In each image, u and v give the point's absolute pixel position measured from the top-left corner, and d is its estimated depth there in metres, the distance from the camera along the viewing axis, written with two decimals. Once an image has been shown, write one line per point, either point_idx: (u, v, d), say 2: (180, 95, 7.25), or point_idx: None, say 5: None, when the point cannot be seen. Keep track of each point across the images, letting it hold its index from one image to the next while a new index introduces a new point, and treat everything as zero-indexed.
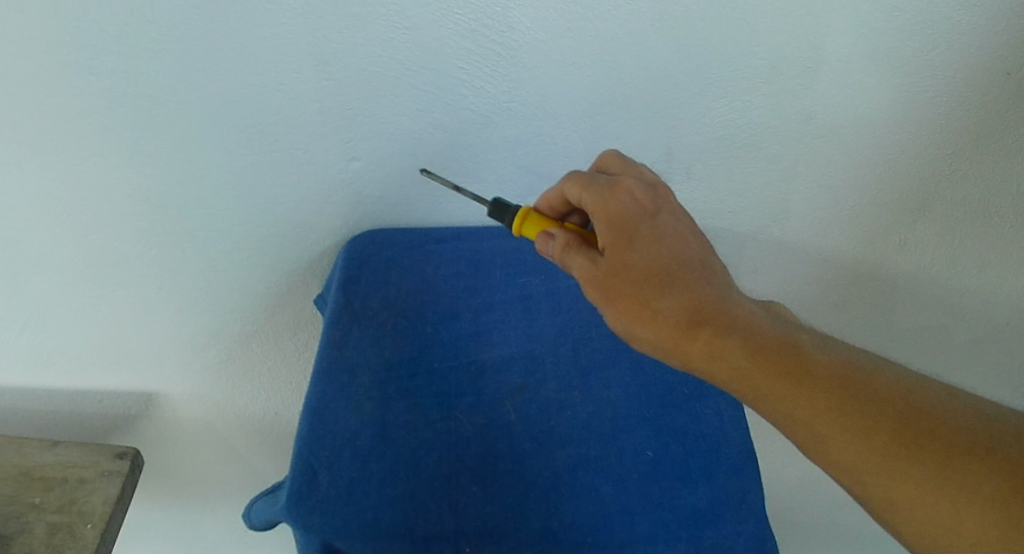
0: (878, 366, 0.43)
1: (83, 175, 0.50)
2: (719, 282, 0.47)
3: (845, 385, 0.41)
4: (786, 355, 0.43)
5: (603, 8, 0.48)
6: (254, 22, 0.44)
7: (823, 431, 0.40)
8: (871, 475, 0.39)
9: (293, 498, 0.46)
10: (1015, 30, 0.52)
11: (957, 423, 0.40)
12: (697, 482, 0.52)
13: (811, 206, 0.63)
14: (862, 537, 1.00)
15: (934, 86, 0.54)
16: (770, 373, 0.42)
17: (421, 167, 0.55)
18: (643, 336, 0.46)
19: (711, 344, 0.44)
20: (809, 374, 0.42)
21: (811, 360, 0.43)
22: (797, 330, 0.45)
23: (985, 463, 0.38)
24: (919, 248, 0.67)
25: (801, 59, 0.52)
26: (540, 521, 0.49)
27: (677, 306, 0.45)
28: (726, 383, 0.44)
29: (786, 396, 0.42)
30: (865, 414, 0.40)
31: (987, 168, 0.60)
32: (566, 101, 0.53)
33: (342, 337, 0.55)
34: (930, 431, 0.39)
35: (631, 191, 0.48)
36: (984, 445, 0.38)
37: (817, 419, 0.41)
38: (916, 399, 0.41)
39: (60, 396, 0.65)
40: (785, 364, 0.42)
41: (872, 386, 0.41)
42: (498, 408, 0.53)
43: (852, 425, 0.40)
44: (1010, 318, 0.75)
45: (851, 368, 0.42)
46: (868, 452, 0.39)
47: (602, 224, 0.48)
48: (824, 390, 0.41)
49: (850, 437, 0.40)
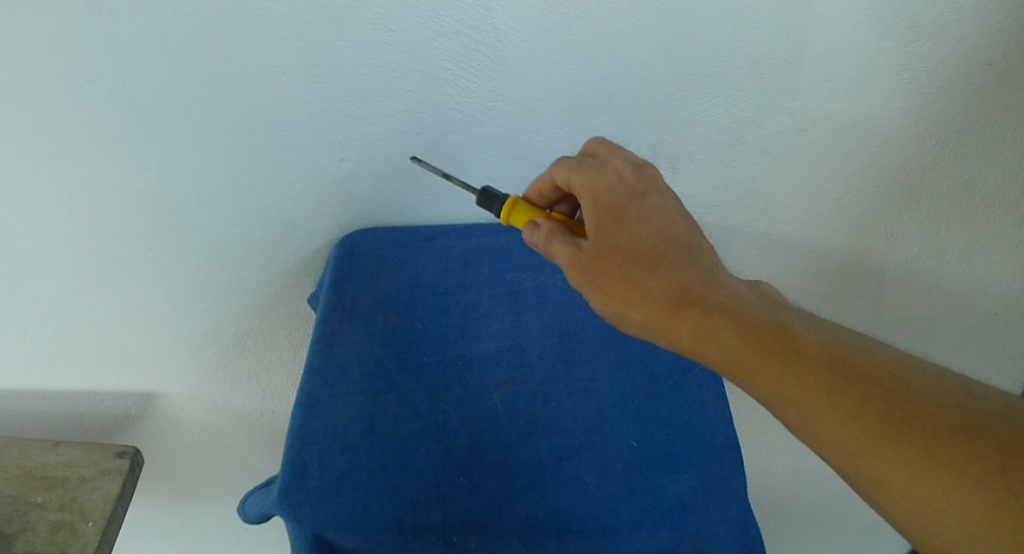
0: (864, 345, 0.45)
1: (80, 181, 0.50)
2: (705, 261, 0.48)
3: (829, 362, 0.43)
4: (772, 334, 0.45)
5: (585, 8, 0.49)
6: (244, 28, 0.45)
7: (812, 412, 0.42)
8: (859, 453, 0.41)
9: (284, 492, 0.48)
10: (974, 27, 0.54)
11: (941, 401, 0.41)
12: (680, 471, 0.53)
13: (789, 201, 0.66)
14: (847, 521, 1.03)
15: (900, 81, 0.57)
16: (757, 352, 0.44)
17: (410, 155, 0.56)
18: (632, 317, 0.47)
19: (699, 324, 0.45)
20: (794, 351, 0.44)
21: (798, 338, 0.44)
22: (786, 310, 0.47)
23: (969, 440, 0.39)
24: (892, 240, 0.70)
25: (775, 58, 0.54)
26: (526, 510, 0.50)
27: (666, 285, 0.47)
28: (715, 362, 0.45)
29: (774, 375, 0.43)
30: (849, 391, 0.42)
31: (953, 159, 0.63)
32: (550, 100, 0.55)
33: (333, 334, 0.56)
34: (917, 412, 0.41)
35: (618, 171, 0.50)
36: (969, 425, 0.40)
37: (805, 399, 0.42)
38: (902, 379, 0.42)
39: (59, 400, 0.66)
40: (771, 341, 0.44)
41: (858, 365, 0.43)
42: (486, 400, 0.55)
43: (840, 407, 0.42)
44: (984, 307, 0.78)
45: (836, 345, 0.44)
46: (857, 431, 0.41)
47: (590, 207, 0.49)
48: (810, 369, 0.43)
49: (837, 419, 0.41)
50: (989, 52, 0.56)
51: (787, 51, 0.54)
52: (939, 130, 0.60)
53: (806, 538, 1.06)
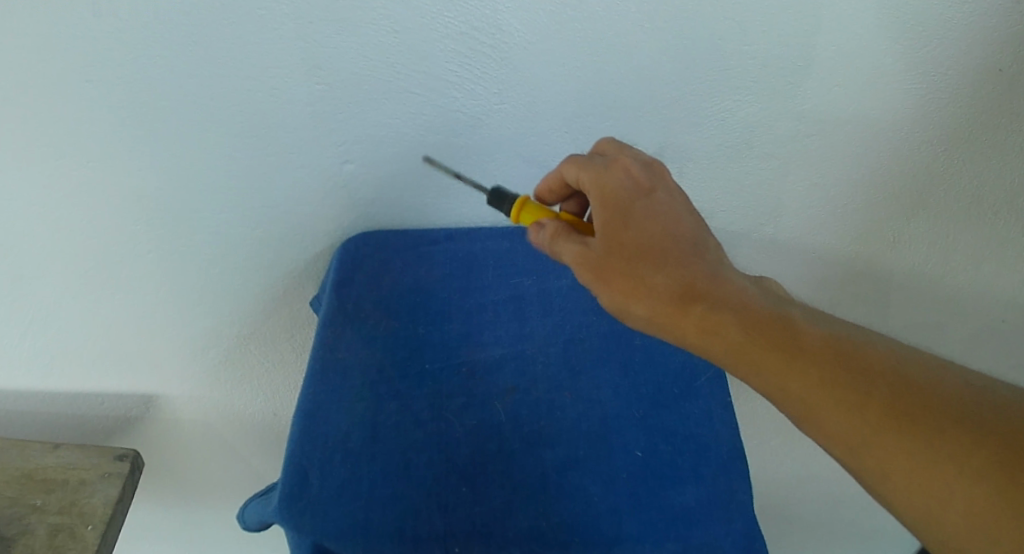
0: (872, 338, 0.44)
1: (81, 180, 0.50)
2: (712, 256, 0.47)
3: (836, 357, 0.42)
4: (778, 329, 0.44)
5: (592, 9, 0.49)
6: (246, 28, 0.45)
7: (817, 407, 0.41)
8: (862, 446, 0.40)
9: (285, 501, 0.47)
10: (988, 31, 0.53)
11: (949, 395, 0.40)
12: (686, 482, 0.52)
13: (798, 205, 0.65)
14: (853, 530, 1.02)
15: (912, 85, 0.56)
16: (762, 346, 0.43)
17: (420, 157, 0.55)
18: (635, 311, 0.46)
19: (703, 318, 0.44)
20: (801, 346, 0.43)
21: (805, 332, 0.43)
22: (792, 305, 0.46)
23: (970, 432, 0.39)
24: (900, 246, 0.69)
25: (785, 60, 0.54)
26: (529, 521, 0.50)
27: (670, 280, 0.46)
28: (719, 356, 0.44)
29: (778, 370, 0.42)
30: (857, 386, 0.41)
31: (964, 164, 0.62)
32: (555, 102, 0.54)
33: (335, 339, 0.56)
34: (923, 405, 0.40)
35: (627, 168, 0.49)
36: (972, 417, 0.39)
37: (811, 394, 0.41)
38: (910, 372, 0.41)
39: (60, 400, 0.65)
40: (776, 336, 0.43)
41: (866, 359, 0.42)
42: (489, 408, 0.54)
43: (845, 401, 0.41)
44: (992, 313, 0.77)
45: (844, 339, 0.43)
46: (862, 425, 0.40)
47: (598, 203, 0.49)
48: (816, 363, 0.42)
49: (842, 413, 0.41)
50: (1001, 57, 0.55)
51: (797, 54, 0.53)
52: (950, 135, 0.60)
53: (811, 545, 1.05)
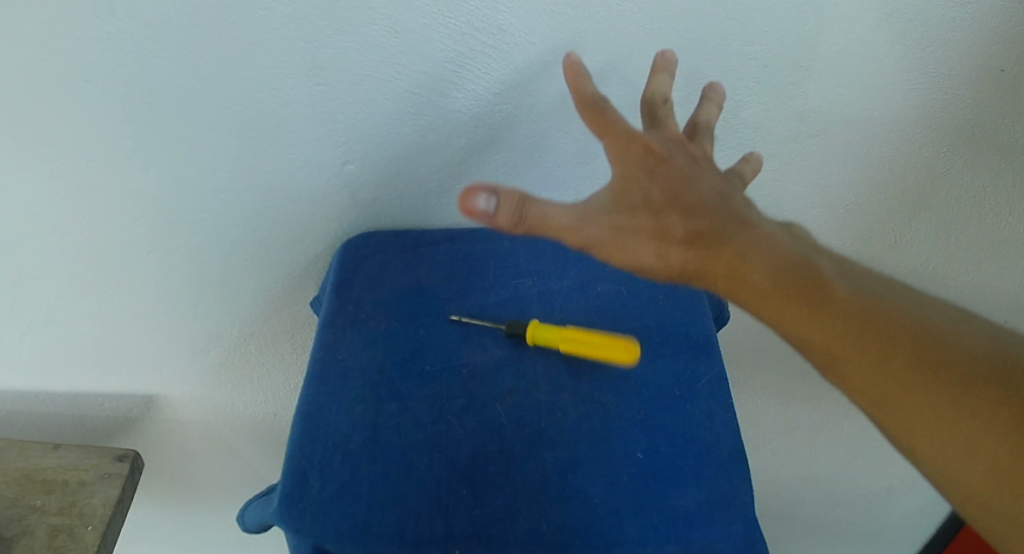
0: (891, 292, 0.43)
1: (81, 180, 0.50)
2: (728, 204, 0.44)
3: (857, 310, 0.41)
4: (802, 280, 0.42)
5: (593, 10, 0.49)
6: (245, 28, 0.45)
7: (841, 356, 0.40)
8: (885, 399, 0.40)
9: (285, 502, 0.48)
10: (989, 31, 0.53)
11: (967, 351, 0.40)
12: (686, 485, 0.52)
13: (799, 207, 0.65)
14: (855, 532, 1.02)
15: (913, 86, 0.56)
16: (787, 297, 0.41)
17: (420, 158, 0.55)
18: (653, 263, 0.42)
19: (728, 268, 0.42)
20: (826, 297, 0.41)
21: (828, 284, 0.42)
22: (815, 253, 0.44)
23: (989, 387, 0.39)
24: (901, 247, 0.69)
25: (786, 61, 0.53)
26: (529, 523, 0.49)
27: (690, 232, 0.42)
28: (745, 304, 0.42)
29: (800, 320, 0.41)
30: (879, 340, 0.40)
31: (965, 164, 0.62)
32: (556, 102, 0.54)
33: (336, 340, 0.56)
34: (942, 360, 0.40)
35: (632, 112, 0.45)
36: (988, 372, 0.39)
37: (835, 344, 0.40)
38: (929, 327, 0.41)
39: (60, 400, 0.65)
40: (800, 287, 0.41)
41: (887, 313, 0.41)
42: (489, 410, 0.54)
43: (868, 354, 0.40)
44: (994, 315, 0.76)
45: (864, 292, 0.42)
46: (884, 378, 0.40)
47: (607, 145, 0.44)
48: (840, 316, 0.41)
49: (865, 364, 0.40)
50: (1003, 58, 0.55)
51: (798, 55, 0.53)
52: (951, 136, 0.59)
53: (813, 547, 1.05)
